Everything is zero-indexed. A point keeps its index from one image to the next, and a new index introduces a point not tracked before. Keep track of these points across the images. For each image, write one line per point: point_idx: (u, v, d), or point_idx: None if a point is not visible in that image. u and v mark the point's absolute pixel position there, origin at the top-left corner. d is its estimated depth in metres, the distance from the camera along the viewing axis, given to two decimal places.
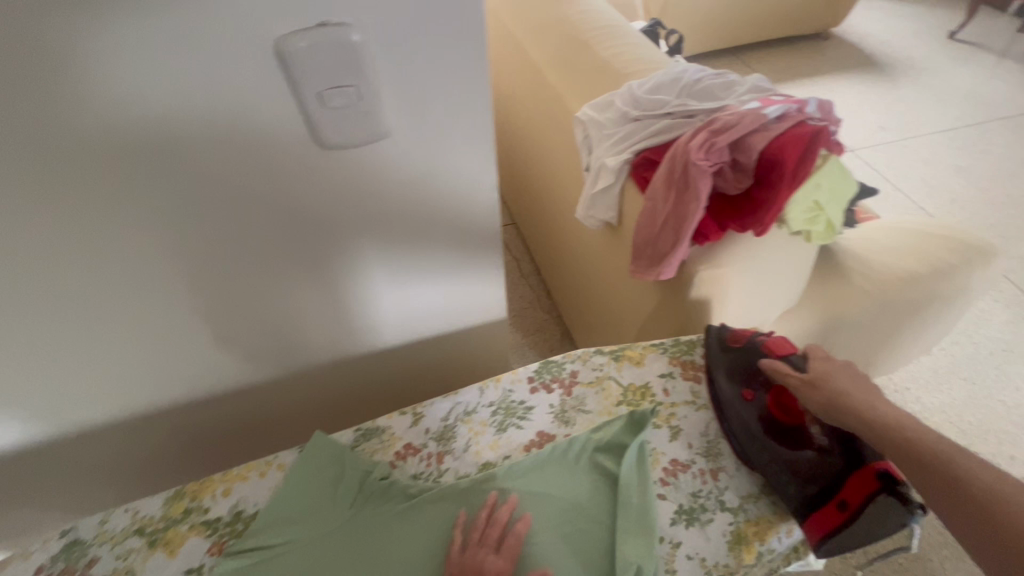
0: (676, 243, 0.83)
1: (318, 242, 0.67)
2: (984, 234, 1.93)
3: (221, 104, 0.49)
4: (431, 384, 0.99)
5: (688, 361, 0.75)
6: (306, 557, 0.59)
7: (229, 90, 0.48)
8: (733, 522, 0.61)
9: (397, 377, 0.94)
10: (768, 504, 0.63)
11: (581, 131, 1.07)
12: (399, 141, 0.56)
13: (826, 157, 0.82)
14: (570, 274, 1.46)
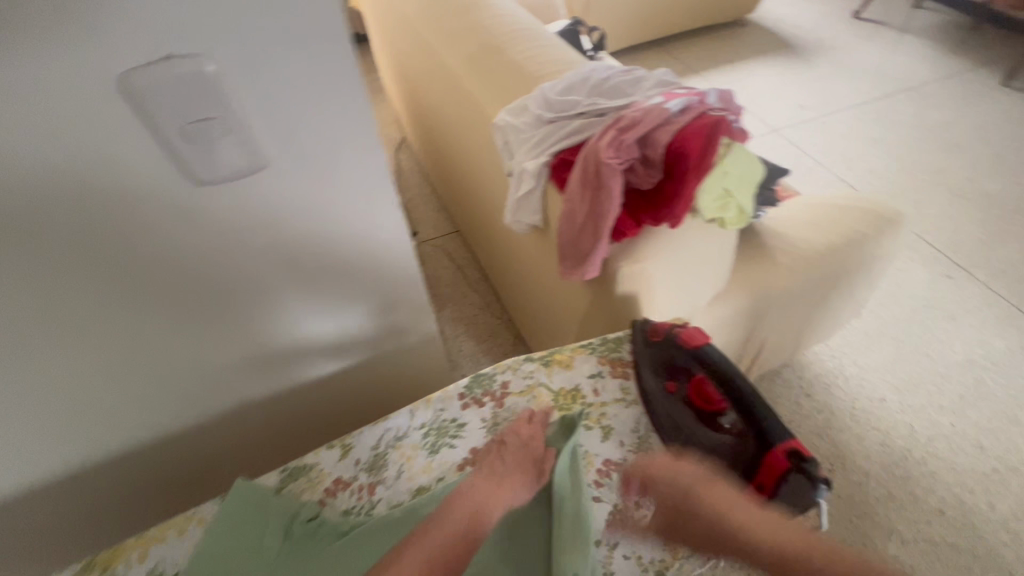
0: (596, 241, 0.84)
1: (220, 286, 0.63)
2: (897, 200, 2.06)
3: (70, 155, 0.45)
4: (371, 409, 0.96)
5: (617, 359, 0.75)
6: None
7: (77, 138, 0.44)
8: None
9: (334, 407, 0.91)
10: None
11: (501, 137, 1.07)
12: (283, 170, 0.54)
13: (730, 145, 0.84)
14: (512, 278, 1.46)
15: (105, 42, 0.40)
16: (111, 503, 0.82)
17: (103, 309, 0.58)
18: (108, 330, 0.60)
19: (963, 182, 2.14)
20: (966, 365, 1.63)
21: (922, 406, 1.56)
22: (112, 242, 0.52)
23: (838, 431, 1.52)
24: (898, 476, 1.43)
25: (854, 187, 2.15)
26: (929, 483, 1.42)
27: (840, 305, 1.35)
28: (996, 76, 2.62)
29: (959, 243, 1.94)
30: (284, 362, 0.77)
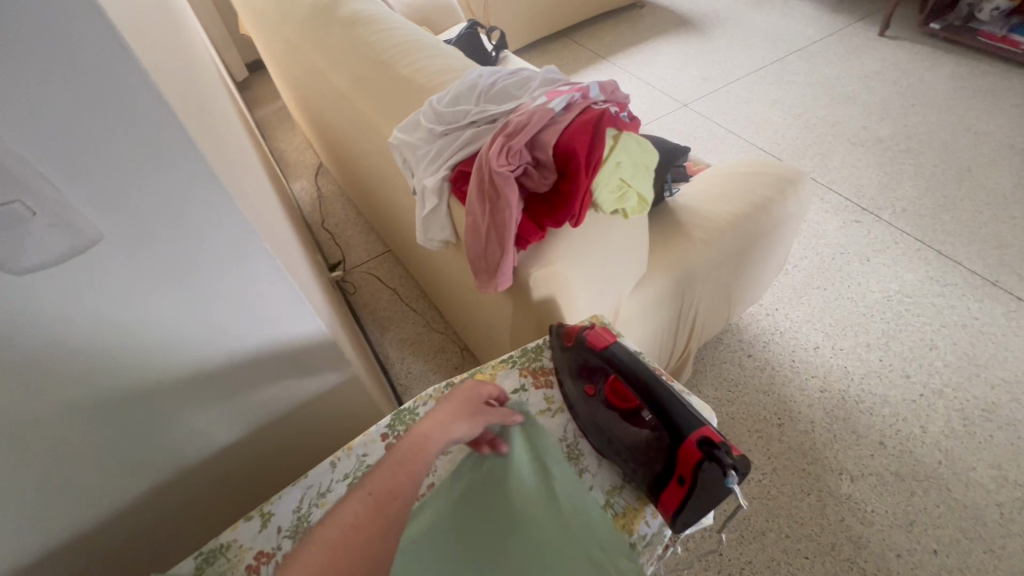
0: (502, 251, 0.82)
1: (82, 376, 0.56)
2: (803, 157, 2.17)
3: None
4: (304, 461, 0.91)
5: (537, 368, 0.75)
6: None
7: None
8: None
9: (263, 466, 0.85)
10: (632, 491, 0.64)
11: (399, 156, 1.03)
12: (122, 241, 0.49)
13: (617, 136, 0.84)
14: (444, 294, 1.43)
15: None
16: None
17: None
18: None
19: (859, 131, 2.28)
20: (885, 302, 1.74)
21: (852, 347, 1.65)
22: None
23: (782, 385, 1.59)
24: (840, 418, 1.51)
25: (764, 150, 2.24)
26: (868, 419, 1.49)
27: (761, 267, 1.40)
28: (874, 27, 2.81)
29: (863, 188, 2.06)
30: (190, 434, 0.71)
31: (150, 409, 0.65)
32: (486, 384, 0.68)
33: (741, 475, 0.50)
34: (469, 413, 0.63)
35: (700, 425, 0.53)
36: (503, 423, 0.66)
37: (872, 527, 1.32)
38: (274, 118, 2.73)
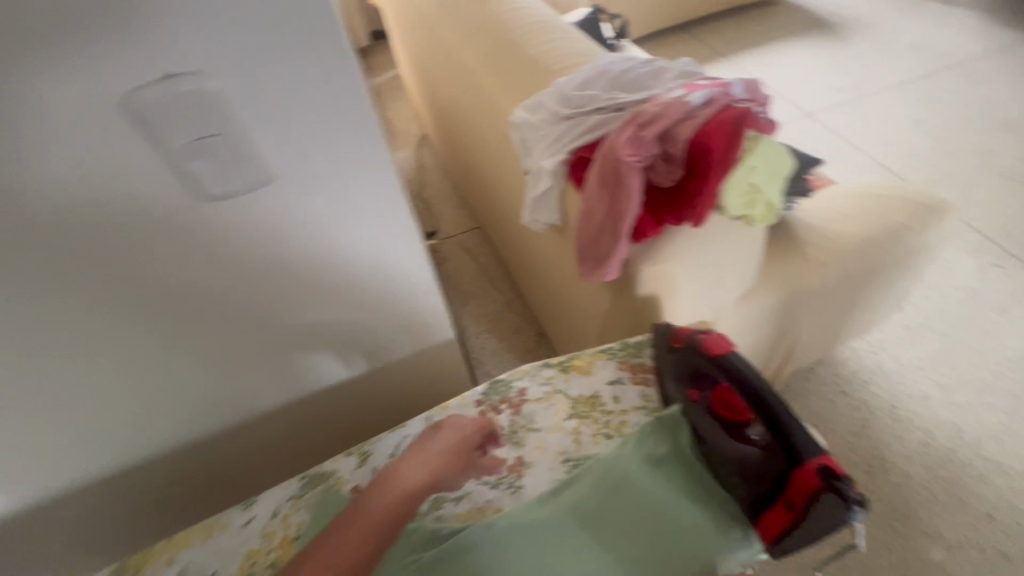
0: (615, 242, 0.81)
1: (232, 299, 0.63)
2: (942, 186, 1.94)
3: (70, 179, 0.45)
4: (393, 417, 0.96)
5: (637, 365, 0.73)
6: None
7: (62, 160, 0.44)
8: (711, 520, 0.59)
9: (355, 412, 0.91)
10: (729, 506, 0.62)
11: (517, 135, 1.04)
12: (287, 185, 0.53)
13: (757, 138, 0.79)
14: (532, 277, 1.44)
15: (89, 66, 0.40)
16: (133, 509, 0.84)
17: (114, 323, 0.59)
18: (123, 342, 0.61)
19: (1016, 165, 2.00)
20: (1020, 361, 1.53)
21: (969, 404, 1.47)
22: (114, 258, 0.53)
23: (878, 431, 1.45)
24: (941, 479, 1.36)
25: (894, 172, 2.03)
26: (974, 487, 1.34)
27: (878, 300, 1.27)
28: None
29: (1011, 230, 1.81)
30: (303, 370, 0.78)
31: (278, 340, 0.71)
32: (465, 430, 0.68)
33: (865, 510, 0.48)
34: (441, 468, 0.66)
35: (820, 451, 0.50)
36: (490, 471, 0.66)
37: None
38: (387, 87, 2.86)
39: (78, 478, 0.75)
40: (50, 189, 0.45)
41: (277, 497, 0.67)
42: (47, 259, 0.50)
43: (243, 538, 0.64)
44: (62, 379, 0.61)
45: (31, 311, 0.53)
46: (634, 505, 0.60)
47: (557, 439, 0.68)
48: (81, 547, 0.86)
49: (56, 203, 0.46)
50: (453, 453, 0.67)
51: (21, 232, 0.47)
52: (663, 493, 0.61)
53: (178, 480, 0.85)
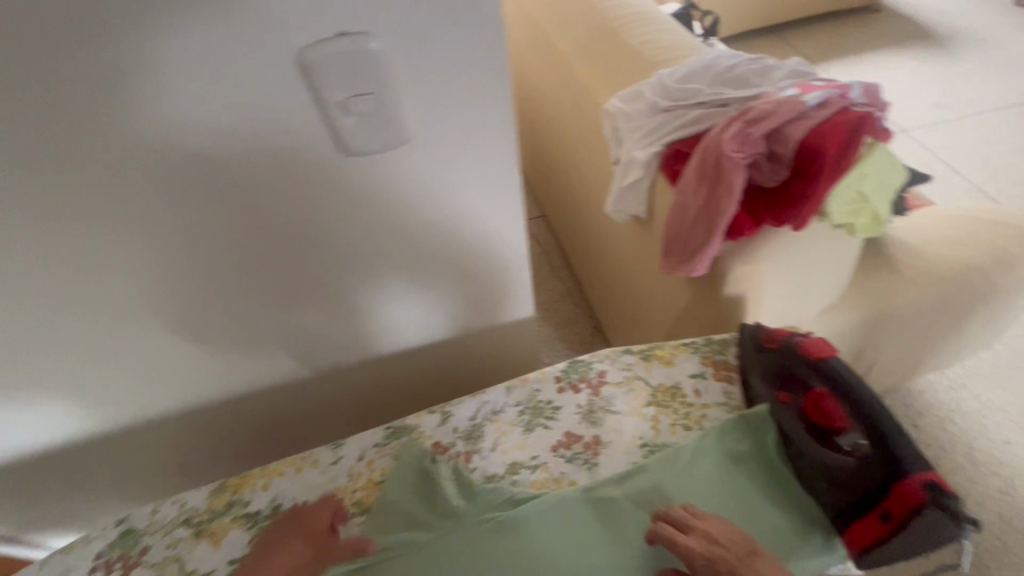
0: (709, 238, 0.80)
1: (345, 250, 0.67)
2: None
3: (236, 121, 0.50)
4: (458, 387, 0.98)
5: (721, 361, 0.73)
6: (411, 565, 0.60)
7: (234, 102, 0.48)
8: (800, 527, 0.58)
9: (426, 377, 0.94)
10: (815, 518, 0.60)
11: (609, 123, 1.04)
12: (418, 147, 0.56)
13: (872, 144, 0.77)
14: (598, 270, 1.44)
15: (275, 17, 0.44)
16: (218, 440, 0.91)
17: (243, 260, 0.64)
18: (246, 280, 0.67)
19: None
20: None
21: None
22: (256, 197, 0.58)
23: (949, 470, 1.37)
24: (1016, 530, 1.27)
25: (995, 200, 1.89)
26: None
27: (969, 331, 1.20)
28: None
29: None
30: (392, 328, 0.82)
31: (381, 297, 0.76)
32: (316, 510, 0.65)
33: (971, 527, 0.47)
34: (298, 553, 0.61)
35: (925, 465, 0.49)
36: (354, 550, 0.62)
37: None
38: None
39: (180, 402, 0.82)
40: (218, 127, 0.50)
41: (363, 443, 0.71)
42: (201, 190, 0.55)
43: (332, 476, 0.69)
44: (189, 306, 0.68)
45: (179, 236, 0.59)
46: (716, 496, 0.60)
47: (635, 423, 0.69)
48: (168, 468, 0.93)
49: (218, 140, 0.51)
50: (308, 532, 0.63)
51: (189, 163, 0.52)
52: (747, 492, 0.60)
53: (263, 418, 0.91)
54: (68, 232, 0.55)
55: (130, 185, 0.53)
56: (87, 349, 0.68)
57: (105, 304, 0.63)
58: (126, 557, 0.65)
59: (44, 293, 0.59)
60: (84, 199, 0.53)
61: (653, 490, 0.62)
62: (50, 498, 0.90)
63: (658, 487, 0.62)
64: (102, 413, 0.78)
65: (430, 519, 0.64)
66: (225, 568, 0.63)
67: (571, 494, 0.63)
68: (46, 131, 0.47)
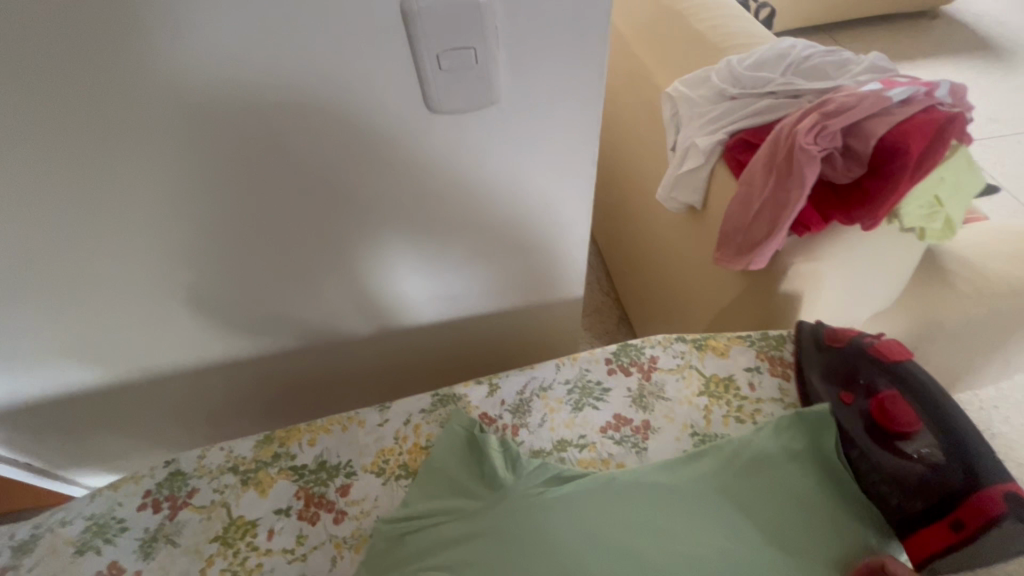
0: (772, 231, 0.78)
1: (409, 208, 0.67)
2: None
3: (325, 62, 0.50)
4: (479, 366, 0.98)
5: (776, 357, 0.71)
6: (456, 530, 0.59)
7: (333, 44, 0.49)
8: (860, 528, 0.56)
9: (461, 350, 0.94)
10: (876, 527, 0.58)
11: (669, 108, 1.01)
12: (505, 109, 0.56)
13: (955, 147, 0.74)
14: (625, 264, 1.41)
15: None
16: (253, 391, 0.92)
17: (307, 205, 0.64)
18: (308, 229, 0.67)
19: None
20: None
21: None
22: (335, 147, 0.58)
23: None
24: None
25: None
26: None
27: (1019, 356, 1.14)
28: None
29: None
30: (421, 298, 0.81)
31: (409, 259, 0.74)
32: None
33: None
34: None
35: (1004, 477, 0.49)
36: None
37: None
38: None
39: (225, 348, 0.83)
40: (313, 70, 0.50)
41: (411, 407, 0.71)
42: (284, 132, 0.56)
43: (378, 437, 0.69)
44: (252, 250, 0.69)
45: (257, 179, 0.60)
46: (773, 492, 0.59)
47: (686, 411, 0.68)
48: (203, 415, 0.95)
49: (310, 82, 0.51)
50: None
51: (274, 100, 0.53)
52: (806, 491, 0.59)
53: (299, 374, 0.92)
54: (155, 163, 0.56)
55: (219, 121, 0.54)
56: (146, 285, 0.69)
57: (168, 237, 0.64)
58: (173, 497, 0.66)
59: (120, 223, 0.61)
60: (173, 132, 0.54)
61: (710, 476, 0.61)
62: (90, 434, 0.92)
63: (712, 477, 0.61)
64: (149, 352, 0.80)
65: (476, 488, 0.63)
66: (271, 516, 0.64)
67: (621, 476, 0.62)
68: (152, 61, 0.48)
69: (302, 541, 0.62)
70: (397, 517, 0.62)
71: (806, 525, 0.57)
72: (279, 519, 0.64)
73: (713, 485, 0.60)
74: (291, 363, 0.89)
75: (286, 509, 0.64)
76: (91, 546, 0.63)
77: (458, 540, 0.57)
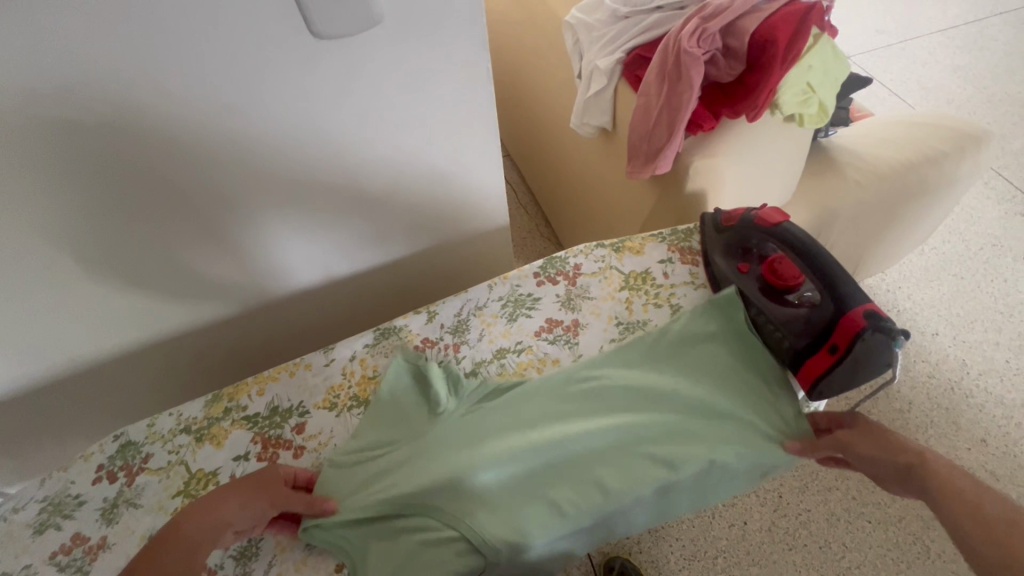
0: (671, 135, 0.83)
1: (315, 146, 0.68)
2: (993, 121, 1.81)
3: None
4: (413, 304, 1.01)
5: (686, 248, 0.78)
6: (403, 453, 0.63)
7: None
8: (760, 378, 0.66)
9: (394, 288, 0.96)
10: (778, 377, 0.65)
11: (570, 37, 1.04)
12: (390, 28, 0.58)
13: (818, 36, 0.81)
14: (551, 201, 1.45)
15: None
16: (193, 368, 0.92)
17: (217, 159, 0.64)
18: (216, 184, 0.67)
19: None
20: None
21: None
22: (228, 94, 0.58)
23: None
24: None
25: (954, 104, 1.87)
26: (972, 415, 1.26)
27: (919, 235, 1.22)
28: None
29: None
30: (331, 249, 0.83)
31: (316, 207, 0.76)
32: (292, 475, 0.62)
33: (905, 338, 0.55)
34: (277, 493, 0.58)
35: (866, 299, 0.58)
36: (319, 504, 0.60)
37: (906, 531, 1.10)
38: None
39: (154, 327, 0.82)
40: (184, 8, 0.50)
41: (354, 345, 0.74)
42: (167, 83, 0.55)
43: (326, 376, 0.71)
44: (165, 216, 0.68)
45: (155, 137, 0.59)
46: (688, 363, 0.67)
47: (610, 306, 0.74)
48: (145, 400, 0.93)
49: (182, 23, 0.51)
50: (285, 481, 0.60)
51: (149, 52, 0.52)
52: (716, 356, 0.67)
53: (240, 341, 0.92)
54: (33, 134, 0.54)
55: (96, 80, 0.52)
56: (52, 268, 0.67)
57: (68, 216, 0.62)
58: (127, 466, 0.66)
59: (7, 205, 0.58)
60: (47, 97, 0.51)
61: (635, 360, 0.68)
62: (21, 441, 0.89)
63: (633, 368, 0.67)
64: (73, 343, 0.78)
65: (421, 416, 0.66)
66: (231, 463, 0.66)
67: (551, 376, 0.68)
68: (4, 18, 0.45)
69: None
70: (348, 450, 0.65)
71: (717, 385, 0.65)
72: (239, 464, 0.66)
73: (637, 377, 0.66)
74: (230, 330, 0.89)
75: (244, 454, 0.66)
76: (50, 525, 0.63)
77: (406, 459, 0.62)
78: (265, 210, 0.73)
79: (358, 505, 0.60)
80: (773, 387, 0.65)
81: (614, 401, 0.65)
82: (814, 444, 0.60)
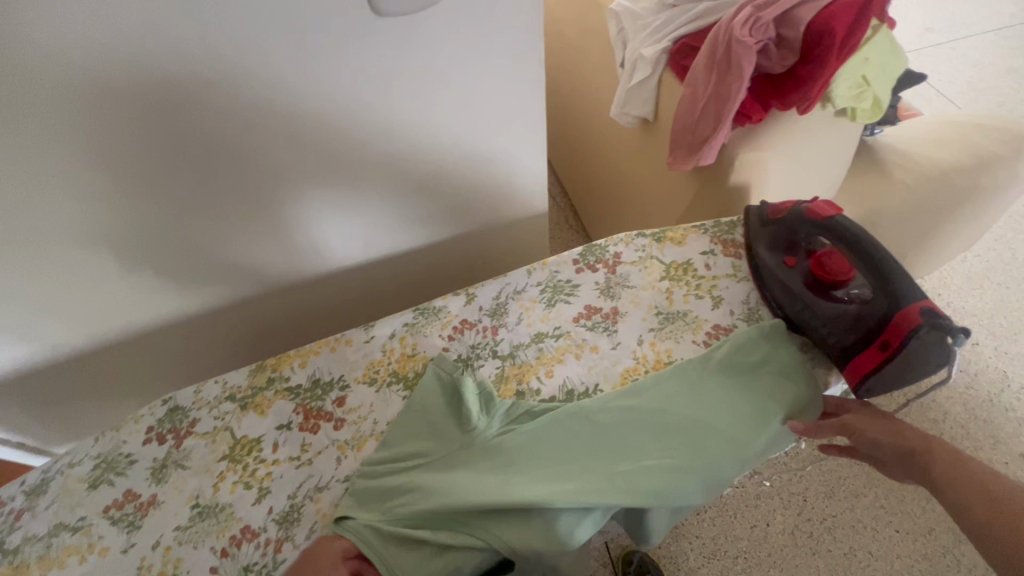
0: (717, 126, 0.82)
1: (366, 125, 0.69)
2: None
3: None
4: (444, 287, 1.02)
5: (729, 241, 0.77)
6: (435, 469, 0.61)
7: None
8: (801, 374, 0.65)
9: (426, 270, 0.98)
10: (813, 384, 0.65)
11: (614, 25, 1.03)
12: (449, 8, 0.59)
13: (876, 28, 0.79)
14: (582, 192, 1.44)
15: None
16: (232, 340, 0.94)
17: (270, 132, 0.66)
18: (267, 159, 0.69)
19: None
20: None
21: None
22: (287, 70, 0.59)
23: None
24: None
25: (1006, 108, 1.80)
26: (1012, 428, 1.22)
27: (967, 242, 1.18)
28: None
29: None
30: (372, 230, 0.85)
31: (361, 186, 0.77)
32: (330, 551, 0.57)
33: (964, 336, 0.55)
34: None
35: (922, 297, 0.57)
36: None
37: (937, 543, 1.07)
38: None
39: (198, 296, 0.84)
40: None
41: (393, 324, 0.75)
42: (233, 58, 0.56)
43: (366, 352, 0.73)
44: (217, 188, 0.70)
45: (216, 109, 0.61)
46: (728, 359, 0.66)
47: (649, 296, 0.74)
48: (183, 369, 0.96)
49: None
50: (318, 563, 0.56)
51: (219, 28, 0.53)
52: (756, 352, 0.66)
53: (278, 317, 0.94)
54: (102, 103, 0.55)
55: (167, 51, 0.53)
56: (110, 235, 0.69)
57: (129, 186, 0.65)
58: (176, 429, 0.69)
59: (76, 172, 0.61)
60: (120, 66, 0.53)
61: (674, 370, 0.66)
62: (66, 402, 0.92)
63: (677, 391, 0.64)
64: (124, 309, 0.80)
65: (452, 429, 0.64)
66: (274, 432, 0.68)
67: (589, 405, 0.64)
68: None
69: (307, 448, 0.67)
70: (379, 460, 0.64)
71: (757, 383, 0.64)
72: (282, 433, 0.68)
73: (678, 398, 0.64)
74: (268, 305, 0.91)
75: (287, 424, 0.68)
76: (103, 480, 0.66)
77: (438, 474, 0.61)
78: (312, 185, 0.74)
79: (388, 519, 0.59)
80: (813, 390, 0.64)
81: (654, 419, 0.62)
82: (817, 426, 0.60)
